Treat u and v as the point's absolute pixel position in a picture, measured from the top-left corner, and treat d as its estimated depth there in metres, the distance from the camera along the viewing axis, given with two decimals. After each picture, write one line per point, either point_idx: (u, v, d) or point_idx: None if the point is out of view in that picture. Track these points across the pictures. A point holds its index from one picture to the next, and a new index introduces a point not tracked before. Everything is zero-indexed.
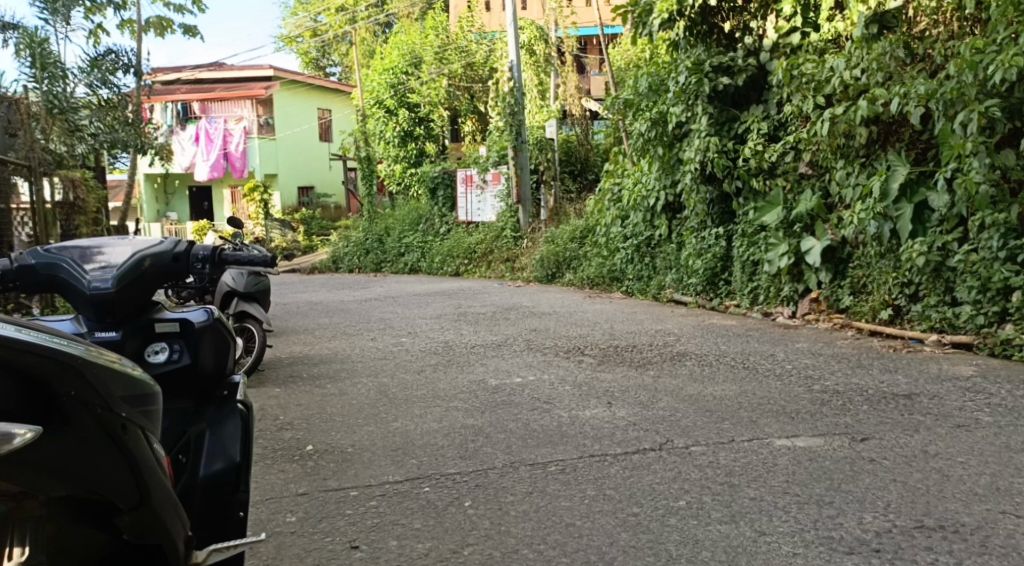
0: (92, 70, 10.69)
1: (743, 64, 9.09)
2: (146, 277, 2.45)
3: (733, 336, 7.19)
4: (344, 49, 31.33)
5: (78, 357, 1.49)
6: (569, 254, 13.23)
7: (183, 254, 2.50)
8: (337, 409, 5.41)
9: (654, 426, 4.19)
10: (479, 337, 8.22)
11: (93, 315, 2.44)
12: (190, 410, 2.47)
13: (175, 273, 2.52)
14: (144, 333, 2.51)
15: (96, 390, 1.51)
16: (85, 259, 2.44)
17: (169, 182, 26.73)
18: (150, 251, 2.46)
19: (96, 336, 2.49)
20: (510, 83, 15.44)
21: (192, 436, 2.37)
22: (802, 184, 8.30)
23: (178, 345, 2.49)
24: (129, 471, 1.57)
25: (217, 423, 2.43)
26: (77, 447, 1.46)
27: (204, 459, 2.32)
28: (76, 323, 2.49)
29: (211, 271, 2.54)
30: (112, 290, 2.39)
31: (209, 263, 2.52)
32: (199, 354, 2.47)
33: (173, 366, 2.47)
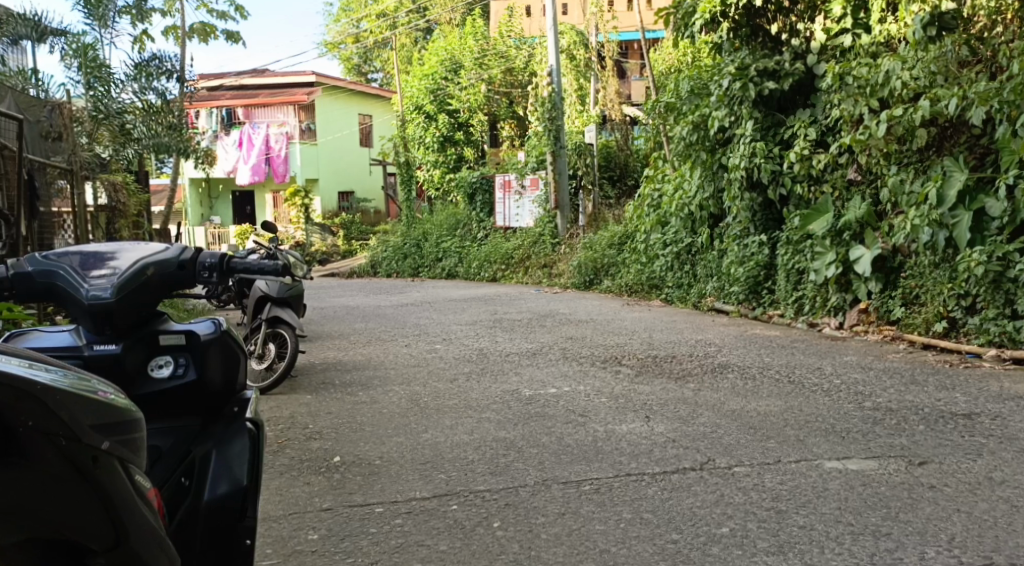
0: (137, 75, 10.75)
1: (789, 68, 8.81)
2: (149, 286, 2.31)
3: (777, 347, 6.93)
4: (384, 56, 31.48)
5: (42, 382, 1.22)
6: (607, 260, 13.02)
7: (189, 262, 2.34)
8: (368, 418, 5.29)
9: (695, 444, 3.98)
10: (515, 345, 8.06)
11: (92, 325, 2.28)
12: (196, 428, 2.39)
13: (182, 284, 2.35)
14: (147, 344, 2.37)
15: (64, 420, 1.24)
16: (88, 267, 2.32)
17: (212, 186, 27.09)
18: (154, 259, 2.33)
19: (95, 349, 2.31)
20: (549, 88, 15.30)
21: (197, 457, 2.31)
22: (851, 190, 8.03)
23: (183, 359, 2.38)
24: (99, 508, 1.31)
25: (224, 443, 2.37)
26: (35, 486, 1.22)
27: (209, 482, 2.28)
28: (75, 335, 2.33)
29: (219, 282, 2.31)
30: (112, 300, 2.26)
31: (216, 272, 2.30)
32: (206, 368, 2.37)
33: (179, 382, 2.35)
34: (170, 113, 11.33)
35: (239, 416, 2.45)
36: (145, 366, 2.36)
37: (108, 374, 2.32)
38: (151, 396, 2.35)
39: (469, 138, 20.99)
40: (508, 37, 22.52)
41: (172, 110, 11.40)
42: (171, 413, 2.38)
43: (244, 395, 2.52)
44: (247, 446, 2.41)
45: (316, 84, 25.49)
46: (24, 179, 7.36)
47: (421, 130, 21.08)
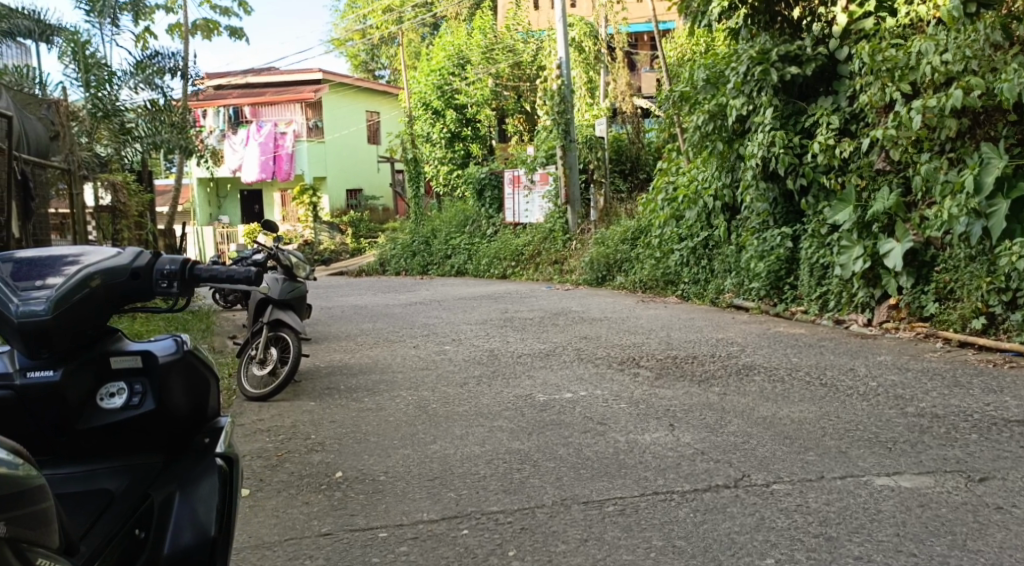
0: (138, 72, 10.47)
1: (811, 52, 8.52)
2: (95, 298, 2.03)
3: (804, 346, 6.60)
4: (391, 51, 31.16)
5: None
6: (620, 256, 12.69)
7: (143, 270, 2.09)
8: (373, 427, 4.98)
9: (726, 456, 3.66)
10: (527, 345, 7.74)
11: (25, 348, 1.99)
12: (157, 467, 2.13)
13: (137, 295, 2.11)
14: (97, 370, 2.11)
15: None
16: (19, 278, 2.01)
17: (220, 185, 26.85)
18: (100, 266, 2.05)
19: (30, 376, 2.02)
20: (558, 80, 14.94)
21: (157, 503, 2.05)
22: (878, 180, 7.67)
23: (139, 386, 2.14)
24: None
25: (189, 483, 2.13)
26: None
27: (171, 530, 2.03)
28: (7, 361, 2.04)
29: (179, 294, 2.10)
30: (47, 318, 1.95)
31: (177, 280, 2.09)
32: (168, 396, 2.14)
33: (134, 412, 2.11)
34: (172, 111, 11.05)
35: (208, 452, 2.22)
36: (95, 396, 2.10)
37: (46, 405, 2.04)
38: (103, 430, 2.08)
39: (477, 134, 20.70)
40: (516, 30, 22.17)
41: (174, 108, 11.12)
42: (128, 450, 2.12)
43: (213, 426, 2.30)
44: (218, 486, 2.18)
45: (322, 81, 25.20)
46: (18, 178, 7.06)
47: (428, 126, 20.82)
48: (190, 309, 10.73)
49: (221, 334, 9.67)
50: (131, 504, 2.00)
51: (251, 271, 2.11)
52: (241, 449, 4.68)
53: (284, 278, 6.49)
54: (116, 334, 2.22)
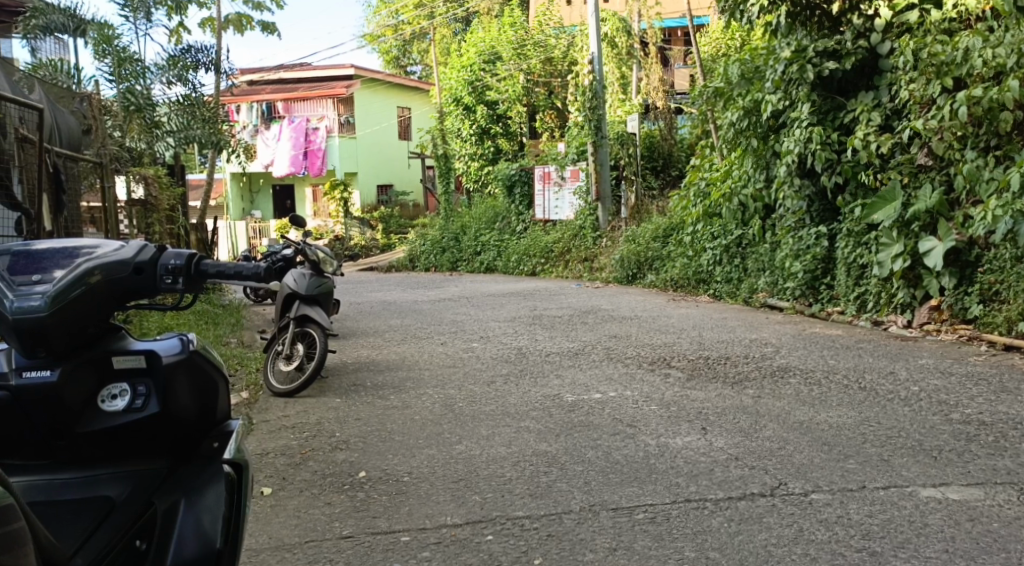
0: (171, 66, 10.48)
1: (852, 47, 8.29)
2: (93, 294, 1.95)
3: (843, 348, 6.40)
4: (422, 47, 31.15)
5: None
6: (651, 254, 12.52)
7: (147, 265, 2.00)
8: (398, 426, 4.90)
9: (762, 463, 3.52)
10: (555, 343, 7.63)
11: (21, 347, 1.93)
12: (162, 472, 2.08)
13: (140, 290, 2.02)
14: (99, 370, 2.05)
15: None
16: (16, 272, 1.95)
17: (252, 180, 27.03)
18: (100, 260, 1.97)
19: (27, 376, 1.96)
20: (590, 75, 14.76)
21: (160, 511, 1.99)
22: (920, 177, 7.47)
23: (143, 388, 2.07)
24: None
25: (194, 491, 2.07)
26: None
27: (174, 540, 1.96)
28: (5, 360, 1.98)
29: (184, 290, 2.00)
30: (45, 315, 1.88)
31: (182, 276, 1.99)
32: (173, 398, 2.07)
33: (136, 415, 2.04)
34: (205, 106, 11.08)
35: (214, 458, 2.16)
36: (97, 397, 2.05)
37: (44, 406, 1.97)
38: (105, 433, 2.02)
39: (507, 130, 20.60)
40: (548, 26, 22.03)
41: (207, 102, 11.14)
42: (131, 454, 2.06)
43: (223, 430, 2.24)
44: (223, 494, 2.13)
45: (354, 77, 25.26)
46: (50, 171, 7.07)
47: (459, 122, 20.77)
48: (220, 303, 10.75)
49: (250, 329, 9.67)
50: (132, 513, 1.95)
51: (261, 267, 2.01)
52: (265, 446, 4.63)
53: (309, 274, 6.47)
54: (120, 330, 2.15)
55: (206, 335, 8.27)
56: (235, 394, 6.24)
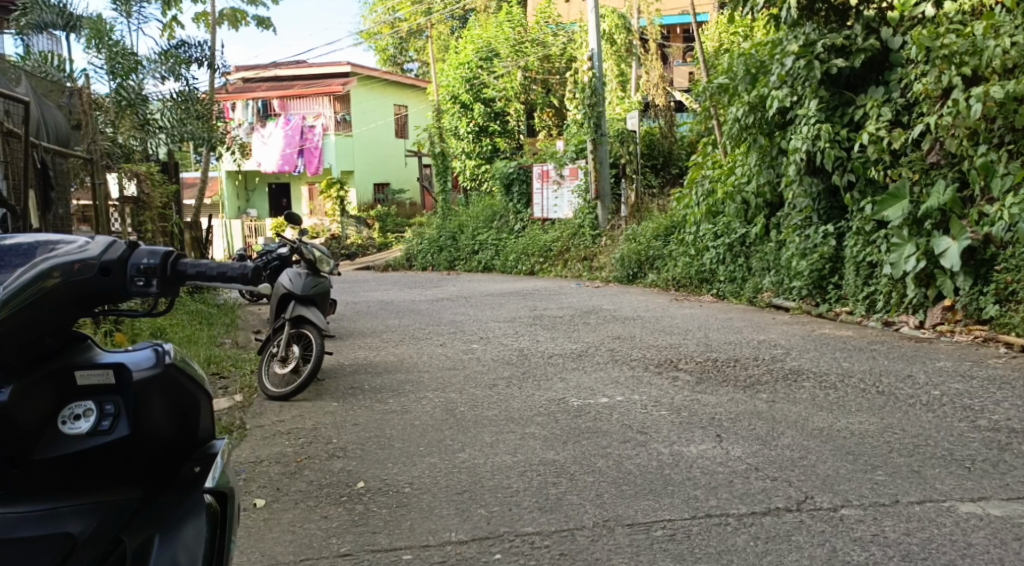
0: (164, 61, 10.24)
1: (862, 43, 8.10)
2: (51, 300, 1.73)
3: (855, 350, 6.22)
4: (419, 45, 30.96)
5: None
6: (652, 253, 12.32)
7: (114, 265, 1.73)
8: (397, 432, 4.70)
9: (783, 474, 3.32)
10: (558, 344, 7.43)
11: None
12: (135, 504, 1.88)
13: (105, 294, 1.76)
14: (61, 385, 1.84)
15: None
16: None
17: (249, 178, 26.79)
18: (59, 260, 1.75)
19: None
20: (589, 72, 14.53)
21: (132, 548, 1.79)
22: (932, 174, 7.29)
23: (111, 407, 1.86)
24: None
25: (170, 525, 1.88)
26: None
27: None
28: None
29: (158, 294, 1.73)
30: None
31: (156, 277, 1.73)
32: (148, 419, 1.88)
33: (103, 438, 1.82)
34: (199, 102, 10.84)
35: (196, 485, 1.99)
36: (57, 416, 1.83)
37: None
38: (70, 460, 1.81)
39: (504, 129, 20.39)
40: (546, 24, 21.89)
41: (200, 98, 10.90)
42: (99, 483, 1.85)
43: (206, 452, 2.06)
44: (207, 525, 1.95)
45: (351, 74, 25.02)
46: (36, 167, 6.84)
47: (456, 120, 20.54)
48: (214, 303, 10.54)
49: (245, 329, 9.46)
50: (98, 552, 1.76)
51: (248, 268, 1.76)
52: (258, 454, 4.42)
53: (306, 273, 6.32)
54: (83, 340, 1.94)
55: (199, 335, 8.05)
56: (229, 397, 6.04)
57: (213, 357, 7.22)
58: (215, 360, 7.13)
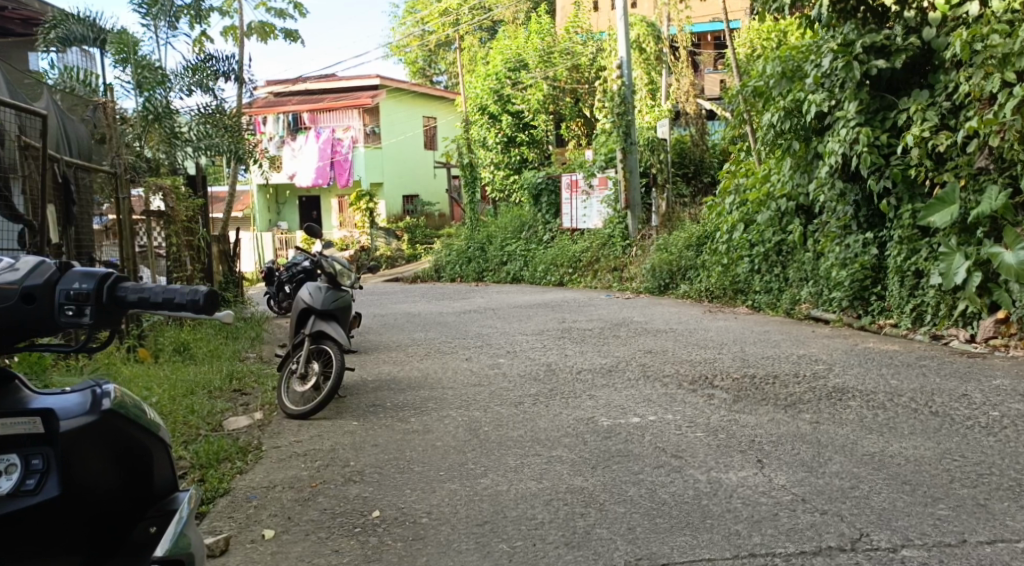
0: (190, 74, 10.17)
1: (902, 42, 7.79)
2: None
3: (903, 366, 5.89)
4: (447, 57, 30.96)
5: None
6: (684, 262, 12.03)
7: (40, 292, 1.54)
8: (418, 454, 4.46)
9: (834, 506, 3.04)
10: (587, 359, 7.17)
11: None
12: None
13: (28, 326, 1.56)
14: None
15: None
16: None
17: (279, 191, 26.86)
18: None
19: None
20: (619, 81, 14.28)
21: None
22: (980, 179, 6.94)
23: (41, 459, 1.63)
24: None
25: None
26: None
27: None
28: None
29: (92, 324, 1.54)
30: None
31: (89, 305, 1.53)
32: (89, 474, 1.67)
33: (32, 499, 1.60)
34: (226, 116, 10.77)
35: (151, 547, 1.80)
36: None
37: None
38: None
39: (532, 139, 20.07)
40: (575, 34, 21.70)
41: (227, 111, 10.81)
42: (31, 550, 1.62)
43: (159, 509, 1.89)
44: None
45: (380, 87, 25.00)
46: (56, 182, 6.72)
47: (484, 131, 20.39)
48: (241, 317, 10.44)
49: (270, 344, 9.31)
50: None
51: (198, 293, 1.57)
52: (272, 479, 4.21)
53: (327, 287, 6.16)
54: (10, 379, 1.70)
55: (223, 350, 7.91)
56: (248, 415, 5.87)
57: (235, 373, 7.05)
58: (236, 376, 6.96)
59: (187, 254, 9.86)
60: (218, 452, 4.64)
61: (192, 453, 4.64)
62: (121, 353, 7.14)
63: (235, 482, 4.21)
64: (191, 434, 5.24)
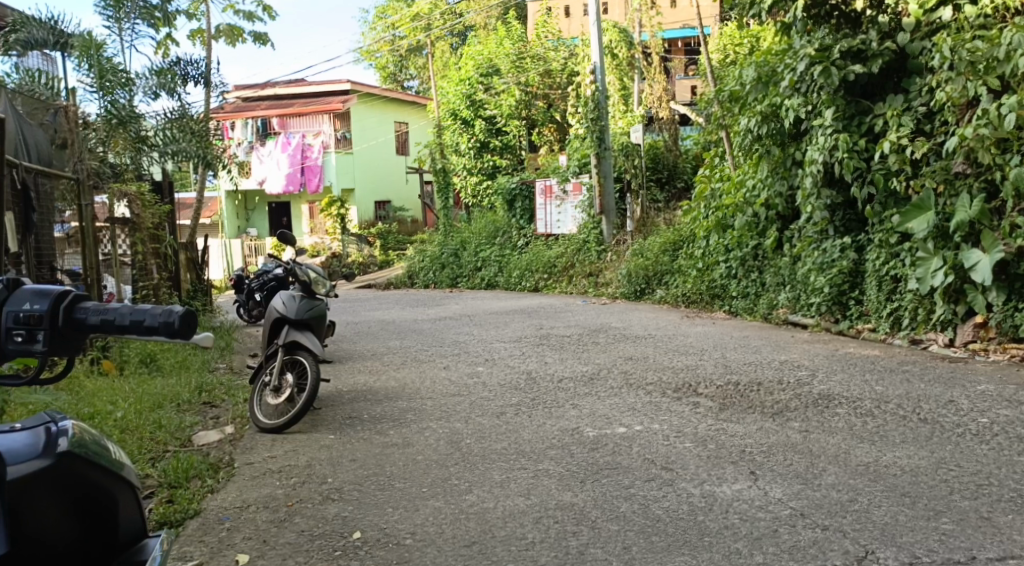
0: (156, 76, 9.89)
1: (877, 47, 7.77)
2: None
3: (886, 372, 5.84)
4: (419, 62, 30.80)
5: None
6: (661, 267, 11.96)
7: None
8: (398, 469, 4.30)
9: (836, 522, 2.96)
10: (567, 367, 7.05)
11: None
12: None
13: None
14: None
15: None
16: None
17: (249, 198, 26.47)
18: None
19: None
20: (592, 86, 14.20)
21: None
22: (957, 184, 6.90)
23: None
24: None
25: None
26: None
27: None
28: None
29: (46, 351, 1.38)
30: None
31: (44, 329, 1.38)
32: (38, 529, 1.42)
33: None
34: (194, 121, 10.51)
35: None
36: None
37: None
38: None
39: (506, 144, 19.96)
40: (547, 38, 21.51)
41: (195, 115, 10.57)
42: None
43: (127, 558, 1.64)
44: None
45: (351, 92, 24.76)
46: (13, 189, 6.47)
47: (457, 136, 20.26)
48: (210, 326, 10.18)
49: (241, 354, 9.07)
50: None
51: (173, 315, 1.41)
52: (246, 498, 4.02)
53: (301, 296, 5.99)
54: None
55: (192, 361, 7.67)
56: (219, 429, 5.66)
57: (205, 385, 6.81)
58: (206, 389, 6.74)
59: (153, 261, 9.40)
60: (188, 469, 4.44)
61: (160, 471, 4.45)
62: (84, 365, 6.89)
63: (206, 502, 4.02)
64: (159, 450, 5.02)
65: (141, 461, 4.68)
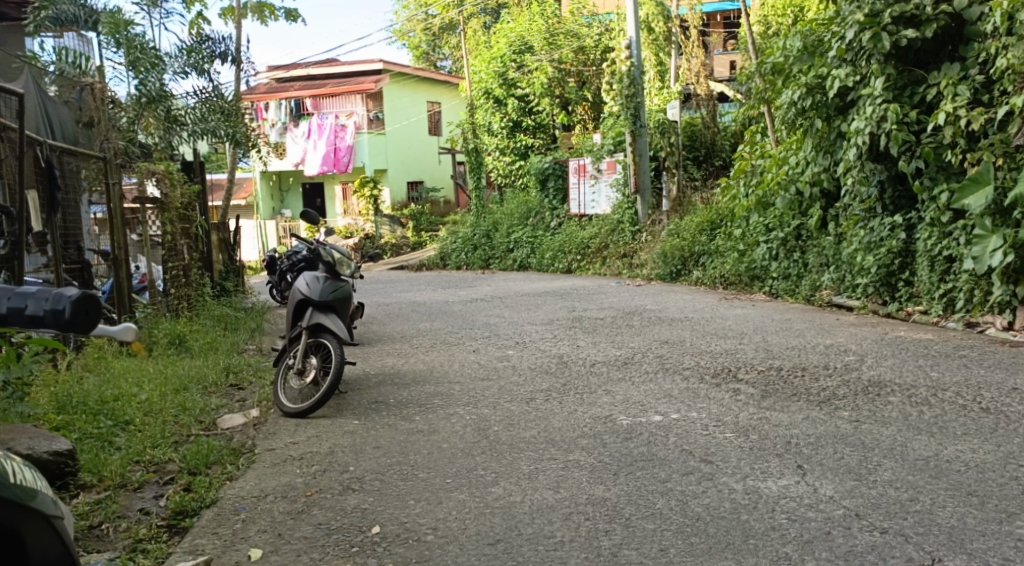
0: (187, 55, 9.77)
1: (931, 12, 7.39)
2: None
3: (942, 357, 5.51)
4: (452, 41, 30.50)
5: None
6: (698, 248, 11.63)
7: None
8: (423, 458, 4.10)
9: (897, 524, 2.70)
10: (601, 350, 6.80)
11: None
12: None
13: None
14: None
15: None
16: None
17: (284, 179, 26.51)
18: None
19: None
20: (628, 62, 13.80)
21: None
22: (1019, 157, 6.56)
23: None
24: None
25: None
26: None
27: None
28: None
29: None
30: None
31: None
32: None
33: None
34: (224, 100, 10.38)
35: None
36: None
37: None
38: None
39: (539, 124, 19.65)
40: (581, 15, 21.06)
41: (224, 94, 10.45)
42: None
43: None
44: None
45: (384, 72, 24.58)
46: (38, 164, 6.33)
47: (489, 116, 20.05)
48: (242, 307, 10.11)
49: (271, 335, 8.97)
50: None
51: (64, 305, 1.32)
52: (264, 487, 3.86)
53: (327, 277, 5.82)
54: None
55: (221, 342, 7.57)
56: (244, 412, 5.52)
57: (231, 367, 6.69)
58: (233, 371, 6.62)
59: (184, 242, 9.23)
60: (208, 454, 4.29)
61: (180, 456, 4.31)
62: (114, 346, 6.80)
63: (223, 491, 3.85)
64: (182, 434, 4.89)
65: (163, 446, 4.55)
